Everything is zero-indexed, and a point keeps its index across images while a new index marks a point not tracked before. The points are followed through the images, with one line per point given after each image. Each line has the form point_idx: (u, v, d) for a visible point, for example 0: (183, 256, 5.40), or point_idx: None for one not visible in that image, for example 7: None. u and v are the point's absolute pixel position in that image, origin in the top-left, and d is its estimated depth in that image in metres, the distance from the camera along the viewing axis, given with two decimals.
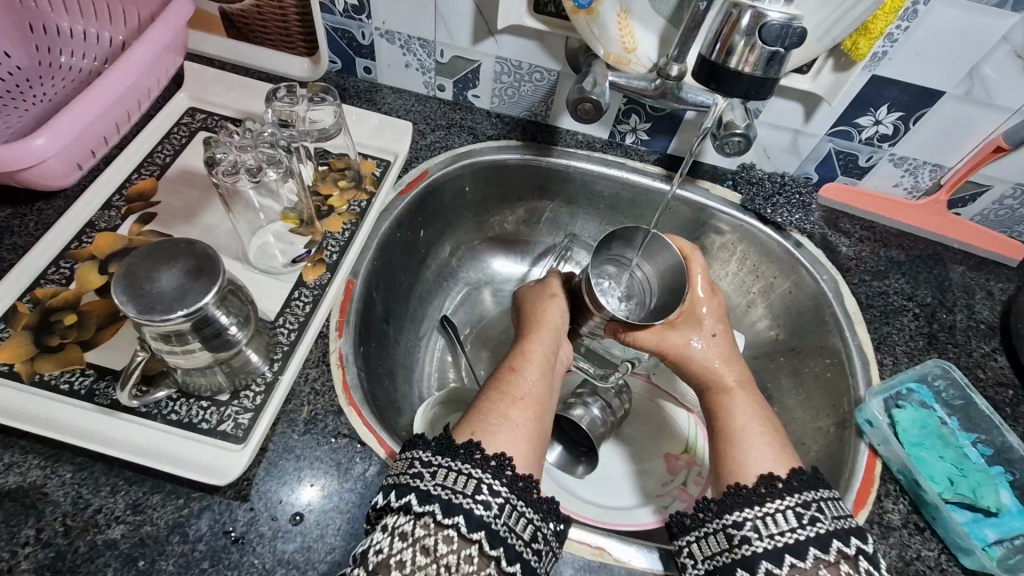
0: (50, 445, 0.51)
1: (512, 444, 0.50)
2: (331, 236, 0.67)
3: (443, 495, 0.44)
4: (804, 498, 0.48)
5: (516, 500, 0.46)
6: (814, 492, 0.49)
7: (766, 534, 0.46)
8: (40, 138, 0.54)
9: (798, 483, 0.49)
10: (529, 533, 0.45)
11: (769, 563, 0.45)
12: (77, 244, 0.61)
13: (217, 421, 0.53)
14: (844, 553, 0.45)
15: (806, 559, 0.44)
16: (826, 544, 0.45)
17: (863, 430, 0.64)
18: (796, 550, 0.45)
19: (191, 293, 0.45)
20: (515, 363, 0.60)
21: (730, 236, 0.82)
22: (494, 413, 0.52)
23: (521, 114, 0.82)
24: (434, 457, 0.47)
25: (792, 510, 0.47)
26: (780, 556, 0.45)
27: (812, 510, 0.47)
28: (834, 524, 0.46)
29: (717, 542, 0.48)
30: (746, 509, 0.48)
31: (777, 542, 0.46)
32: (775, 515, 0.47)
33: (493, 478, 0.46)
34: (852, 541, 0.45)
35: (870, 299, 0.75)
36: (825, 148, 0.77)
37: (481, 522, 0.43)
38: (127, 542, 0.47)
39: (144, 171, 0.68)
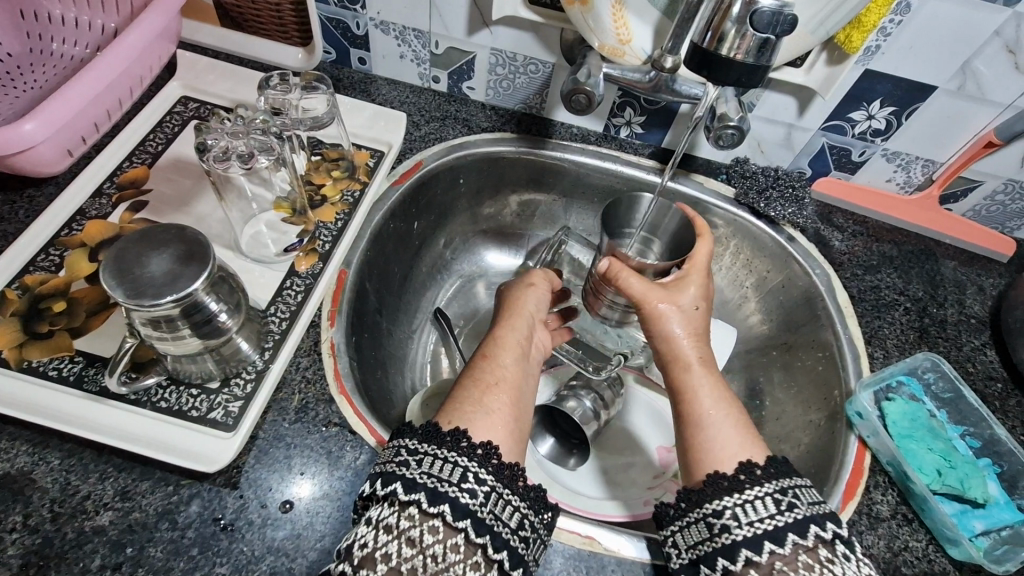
0: (38, 432, 0.51)
1: (488, 430, 0.49)
2: (324, 225, 0.67)
3: (428, 483, 0.44)
4: (781, 484, 0.48)
5: (501, 489, 0.46)
6: (790, 479, 0.49)
7: (745, 523, 0.46)
8: (30, 123, 0.53)
9: (776, 470, 0.50)
10: (516, 520, 0.45)
11: (749, 551, 0.45)
12: (68, 232, 0.61)
13: (207, 409, 0.53)
14: (821, 537, 0.45)
15: (785, 546, 0.44)
16: (804, 530, 0.45)
17: (853, 422, 0.64)
18: (775, 537, 0.45)
19: (181, 278, 0.44)
20: (490, 348, 0.59)
21: (724, 230, 0.82)
22: (470, 400, 0.52)
23: (516, 107, 0.82)
24: (420, 445, 0.47)
25: (771, 496, 0.47)
26: (760, 543, 0.45)
27: (789, 497, 0.47)
28: (810, 510, 0.46)
29: (699, 531, 0.48)
30: (725, 497, 0.48)
31: (758, 529, 0.45)
32: (754, 502, 0.47)
33: (478, 466, 0.46)
34: (828, 525, 0.45)
35: (862, 294, 0.75)
36: (819, 142, 0.77)
37: (467, 510, 0.43)
38: (115, 528, 0.47)
39: (136, 159, 0.68)
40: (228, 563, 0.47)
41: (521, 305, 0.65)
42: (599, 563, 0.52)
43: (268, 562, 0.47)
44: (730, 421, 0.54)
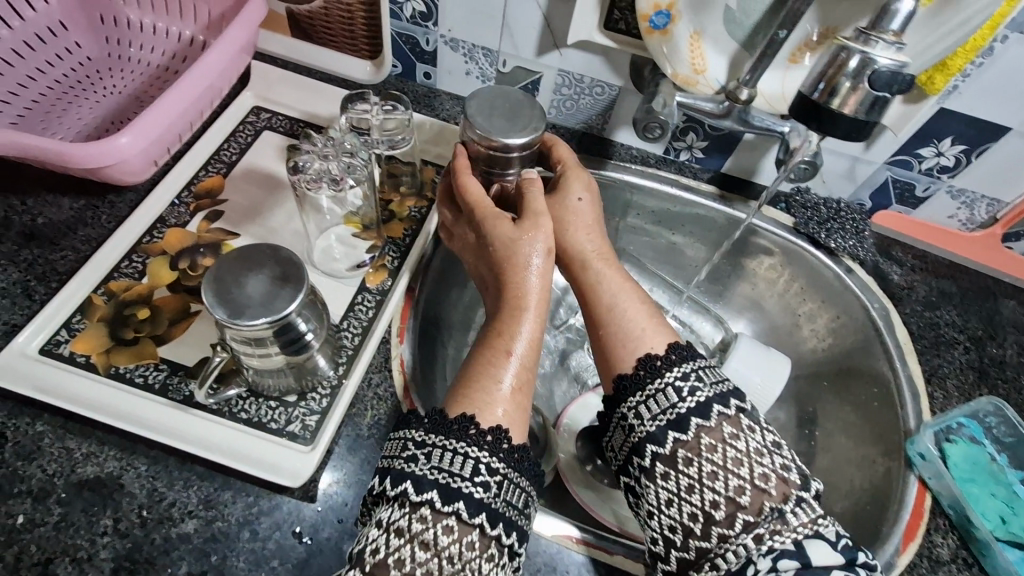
0: (124, 437, 0.52)
1: (505, 416, 0.49)
2: (393, 241, 0.68)
3: (439, 479, 0.44)
4: (686, 367, 0.50)
5: (512, 475, 0.46)
6: (691, 363, 0.51)
7: (649, 419, 0.49)
8: (125, 136, 0.55)
9: (676, 356, 0.51)
10: (522, 501, 0.47)
11: (654, 445, 0.48)
12: (148, 239, 0.62)
13: (285, 422, 0.54)
14: (722, 415, 0.48)
15: (709, 420, 0.48)
16: (707, 413, 0.48)
17: (913, 462, 0.64)
18: (679, 425, 0.48)
19: (278, 299, 0.46)
20: (503, 337, 0.53)
21: (778, 257, 0.82)
22: (481, 393, 0.49)
23: (577, 126, 0.82)
24: (427, 437, 0.46)
25: (672, 385, 0.49)
26: (664, 435, 0.48)
27: (691, 381, 0.50)
28: (712, 390, 0.49)
29: (620, 436, 0.51)
30: (635, 394, 0.51)
31: (666, 416, 0.49)
32: (656, 397, 0.50)
33: (490, 456, 0.46)
34: (731, 404, 0.49)
35: (921, 330, 0.74)
36: (883, 176, 0.77)
37: (480, 504, 0.44)
38: (200, 537, 0.49)
39: (211, 168, 0.69)
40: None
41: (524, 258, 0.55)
42: None
43: None
44: (634, 303, 0.56)
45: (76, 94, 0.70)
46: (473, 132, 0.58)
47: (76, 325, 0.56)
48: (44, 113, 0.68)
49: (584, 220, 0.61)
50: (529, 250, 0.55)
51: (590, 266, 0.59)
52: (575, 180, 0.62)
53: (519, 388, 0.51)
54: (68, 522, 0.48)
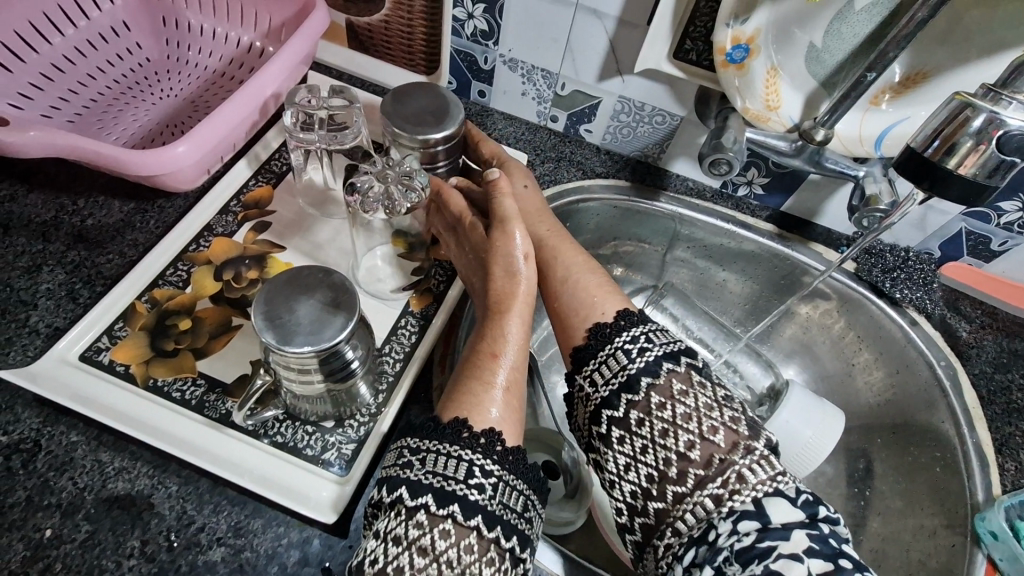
0: (157, 454, 0.51)
1: (501, 418, 0.48)
2: (439, 263, 0.66)
3: (434, 484, 0.43)
4: (635, 332, 0.52)
5: (508, 477, 0.45)
6: (640, 327, 0.52)
7: (603, 384, 0.50)
8: (182, 146, 0.54)
9: (625, 322, 0.52)
10: (522, 505, 0.45)
11: (610, 411, 0.49)
12: (194, 248, 0.61)
13: (321, 449, 0.52)
14: (673, 372, 0.49)
15: (660, 377, 0.48)
16: (654, 371, 0.48)
17: (983, 540, 0.59)
18: (630, 388, 0.48)
19: (328, 327, 0.44)
20: (485, 341, 0.53)
21: (834, 303, 0.78)
22: (471, 397, 0.49)
23: (632, 154, 0.80)
24: (421, 443, 0.45)
25: (624, 347, 0.50)
26: (617, 400, 0.49)
27: (641, 344, 0.50)
28: (663, 349, 0.50)
29: (585, 410, 0.51)
30: (589, 364, 0.52)
31: (618, 381, 0.49)
32: (608, 361, 0.50)
33: (483, 458, 0.45)
34: (681, 361, 0.49)
35: (992, 394, 0.69)
36: (956, 226, 0.72)
37: (476, 507, 0.43)
38: (228, 567, 0.47)
39: (262, 176, 0.68)
40: None
41: (501, 252, 0.56)
42: None
43: None
44: (584, 272, 0.58)
45: (133, 96, 0.70)
46: (410, 141, 0.59)
47: (117, 332, 0.55)
48: (101, 113, 0.67)
49: (529, 206, 0.64)
50: (510, 239, 0.56)
51: (547, 242, 0.61)
52: (515, 172, 0.66)
53: (511, 387, 0.51)
54: (95, 541, 0.46)
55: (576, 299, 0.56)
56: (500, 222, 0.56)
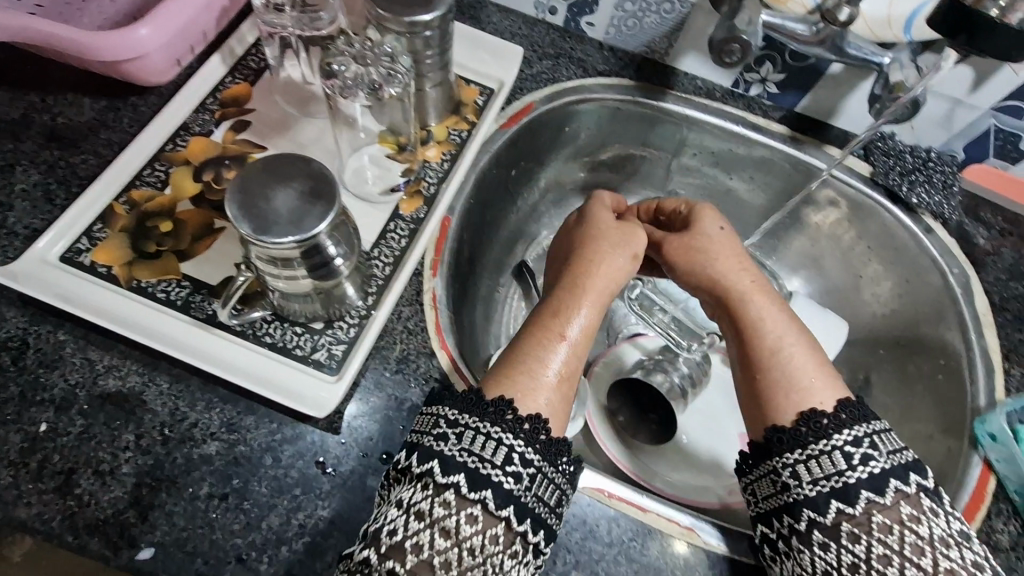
0: (147, 353, 0.50)
1: (548, 405, 0.47)
2: (429, 165, 0.62)
3: (468, 463, 0.42)
4: (865, 428, 0.46)
5: (546, 469, 0.44)
6: (867, 425, 0.46)
7: (808, 482, 0.45)
8: (145, 28, 0.51)
9: (846, 416, 0.47)
10: (555, 499, 0.44)
11: (812, 513, 0.45)
12: (171, 147, 0.58)
13: (311, 350, 0.51)
14: (901, 492, 0.44)
15: (886, 496, 0.43)
16: (881, 488, 0.44)
17: (980, 442, 0.58)
18: (844, 496, 0.44)
19: (307, 218, 0.41)
20: (556, 321, 0.53)
21: (848, 211, 0.75)
22: (524, 375, 0.48)
23: (637, 49, 0.74)
24: (460, 416, 0.44)
25: (814, 461, 0.45)
26: (826, 504, 0.44)
27: (863, 449, 0.45)
28: (889, 462, 0.44)
29: (767, 485, 0.47)
30: (788, 454, 0.47)
31: (837, 484, 0.44)
32: (821, 458, 0.45)
33: (524, 445, 0.44)
34: (911, 481, 0.44)
35: (1006, 302, 0.66)
36: (986, 123, 0.67)
37: (508, 496, 0.42)
38: (222, 459, 0.47)
39: (239, 74, 0.64)
40: (330, 507, 0.47)
41: (613, 265, 0.57)
42: (696, 556, 0.50)
43: (369, 511, 0.47)
44: (801, 346, 0.52)
45: None
46: (395, 24, 0.53)
47: (96, 233, 0.53)
48: (63, 2, 0.62)
49: (730, 251, 0.59)
50: (612, 256, 0.57)
51: (749, 299, 0.55)
52: (705, 219, 0.61)
53: (565, 375, 0.49)
54: (91, 434, 0.47)
55: (781, 362, 0.51)
56: (622, 244, 0.59)
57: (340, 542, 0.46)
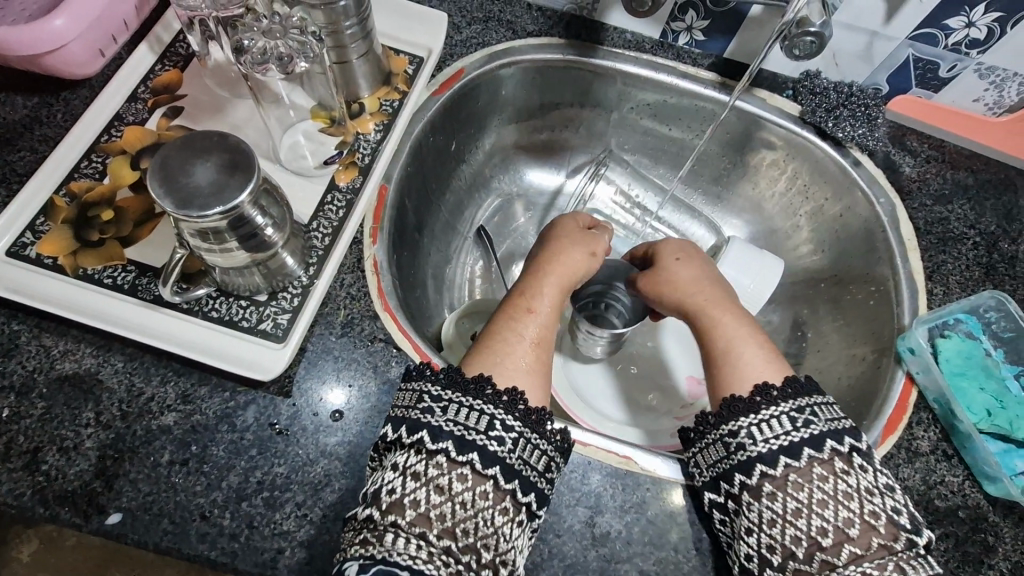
0: (100, 336, 0.53)
1: (524, 379, 0.49)
2: (363, 137, 0.64)
3: (454, 431, 0.44)
4: (798, 403, 0.48)
5: (529, 434, 0.46)
6: (808, 397, 0.49)
7: (762, 440, 0.47)
8: (59, 19, 0.53)
9: (790, 390, 0.49)
10: (542, 464, 0.46)
11: (763, 467, 0.46)
12: (107, 138, 0.60)
13: (257, 320, 0.54)
14: (837, 451, 0.46)
15: (824, 450, 0.46)
16: (818, 445, 0.46)
17: (903, 357, 0.62)
18: (790, 452, 0.46)
19: (228, 189, 0.43)
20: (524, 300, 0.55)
21: (782, 152, 0.77)
22: (500, 349, 0.50)
23: (565, 7, 0.75)
24: (444, 392, 0.46)
25: (787, 416, 0.47)
26: (774, 459, 0.46)
27: (806, 414, 0.48)
28: (827, 425, 0.47)
29: (717, 450, 0.49)
30: (743, 417, 0.49)
31: (780, 442, 0.47)
32: (770, 421, 0.48)
33: (505, 413, 0.45)
34: (845, 441, 0.47)
35: (928, 226, 0.70)
36: (904, 54, 0.69)
37: (495, 457, 0.44)
38: (180, 428, 0.50)
39: (169, 61, 0.65)
40: (286, 463, 0.50)
41: (569, 269, 0.59)
42: (635, 482, 0.54)
43: (323, 465, 0.50)
44: (751, 342, 0.54)
45: None
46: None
47: (40, 227, 0.55)
48: None
49: (688, 278, 0.62)
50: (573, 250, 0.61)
51: (706, 311, 0.58)
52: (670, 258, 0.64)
53: (538, 345, 0.52)
54: (53, 415, 0.50)
55: (734, 353, 0.53)
56: (581, 244, 0.62)
57: (297, 494, 0.49)
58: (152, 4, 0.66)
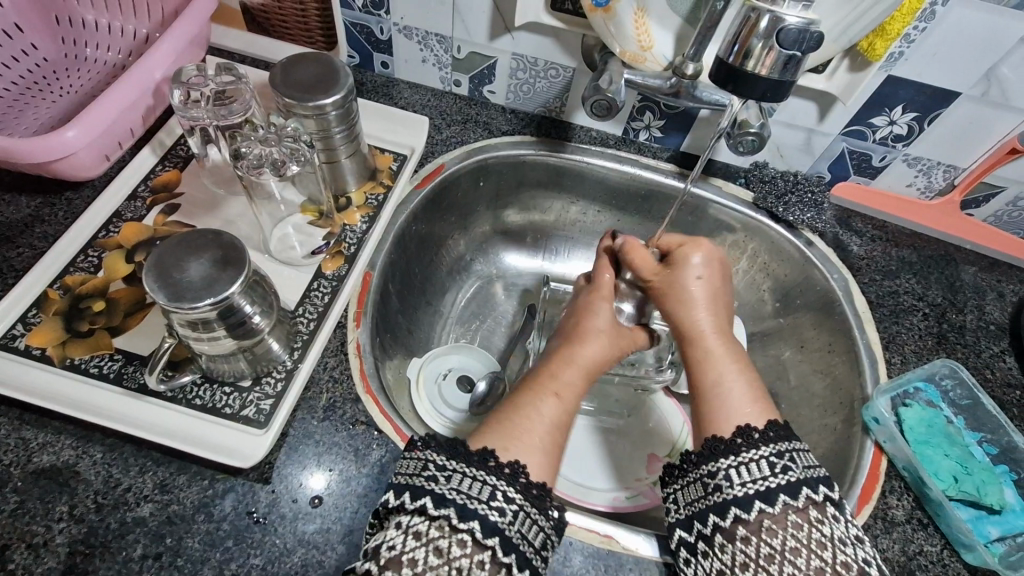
0: (81, 426, 0.53)
1: (530, 453, 0.49)
2: (349, 228, 0.69)
3: (457, 499, 0.44)
4: (778, 448, 0.49)
5: (528, 507, 0.46)
6: (789, 443, 0.49)
7: (738, 483, 0.47)
8: (71, 130, 0.58)
9: (773, 433, 0.50)
10: (540, 539, 0.45)
11: (738, 509, 0.46)
12: (105, 234, 0.63)
13: (239, 407, 0.55)
14: (811, 499, 0.46)
15: (799, 499, 0.45)
16: (771, 499, 0.46)
17: (869, 427, 0.64)
18: (765, 497, 0.46)
19: (218, 283, 0.46)
20: (530, 374, 0.58)
21: (741, 233, 0.83)
22: (522, 420, 0.52)
23: (536, 110, 0.83)
24: (449, 462, 0.46)
25: (767, 459, 0.48)
26: (749, 503, 0.46)
27: (785, 461, 0.48)
28: (804, 473, 0.47)
29: (696, 490, 0.50)
30: (722, 459, 0.49)
31: (750, 488, 0.47)
32: (750, 465, 0.48)
33: (508, 485, 0.46)
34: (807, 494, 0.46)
35: (880, 299, 0.75)
36: (839, 147, 0.77)
37: (495, 527, 0.43)
38: (155, 519, 0.49)
39: (169, 162, 0.70)
40: (262, 554, 0.49)
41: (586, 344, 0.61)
42: (617, 562, 0.53)
43: (300, 554, 0.49)
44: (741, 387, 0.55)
45: (32, 95, 0.70)
46: (301, 108, 0.60)
47: (31, 319, 0.57)
48: None
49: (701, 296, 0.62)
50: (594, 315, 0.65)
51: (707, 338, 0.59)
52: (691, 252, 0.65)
53: (555, 427, 0.52)
54: (24, 510, 0.49)
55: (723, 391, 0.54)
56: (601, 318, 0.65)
57: None
58: (157, 112, 0.70)
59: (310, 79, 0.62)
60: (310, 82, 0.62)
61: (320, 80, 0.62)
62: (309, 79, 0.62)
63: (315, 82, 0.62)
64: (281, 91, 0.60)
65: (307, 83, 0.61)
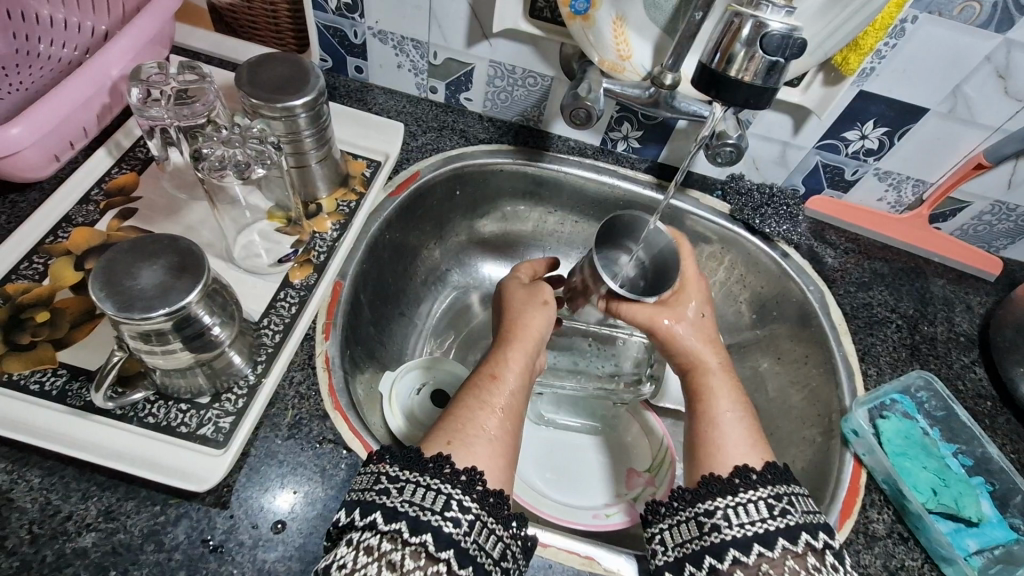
0: (18, 449, 0.49)
1: (485, 459, 0.47)
2: (319, 236, 0.66)
3: (410, 512, 0.41)
4: (777, 490, 0.48)
5: (485, 516, 0.43)
6: (787, 486, 0.48)
7: (736, 523, 0.46)
8: (16, 127, 0.54)
9: (771, 475, 0.49)
10: (498, 550, 0.43)
11: (736, 552, 0.45)
12: (52, 239, 0.59)
13: (196, 425, 0.51)
14: (810, 546, 0.44)
15: (798, 543, 0.44)
16: (770, 541, 0.45)
17: (848, 439, 0.64)
18: (765, 540, 0.45)
19: (174, 291, 0.43)
20: (484, 367, 0.56)
21: (717, 245, 0.83)
22: (471, 421, 0.49)
23: (514, 119, 0.81)
24: (401, 472, 0.43)
25: (764, 501, 0.47)
26: (748, 545, 0.45)
27: (782, 503, 0.47)
28: (802, 517, 0.46)
29: (688, 530, 0.47)
30: (718, 498, 0.48)
31: (749, 530, 0.45)
32: (747, 505, 0.47)
33: (463, 494, 0.43)
34: (797, 539, 0.45)
35: (855, 310, 0.76)
36: (813, 160, 0.77)
37: (450, 540, 0.40)
38: (98, 550, 0.45)
39: (126, 164, 0.66)
40: None
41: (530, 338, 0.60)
42: None
43: None
44: (742, 421, 0.55)
45: None
46: (269, 110, 0.58)
47: None
48: None
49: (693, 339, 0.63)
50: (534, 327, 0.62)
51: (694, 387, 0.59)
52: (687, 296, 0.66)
53: (504, 421, 0.51)
54: None
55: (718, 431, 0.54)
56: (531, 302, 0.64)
57: None
58: (114, 112, 0.66)
59: (280, 80, 0.59)
60: (280, 82, 0.59)
61: (292, 80, 0.59)
62: (278, 79, 0.59)
63: (285, 83, 0.59)
64: (247, 90, 0.58)
65: (278, 82, 0.59)
